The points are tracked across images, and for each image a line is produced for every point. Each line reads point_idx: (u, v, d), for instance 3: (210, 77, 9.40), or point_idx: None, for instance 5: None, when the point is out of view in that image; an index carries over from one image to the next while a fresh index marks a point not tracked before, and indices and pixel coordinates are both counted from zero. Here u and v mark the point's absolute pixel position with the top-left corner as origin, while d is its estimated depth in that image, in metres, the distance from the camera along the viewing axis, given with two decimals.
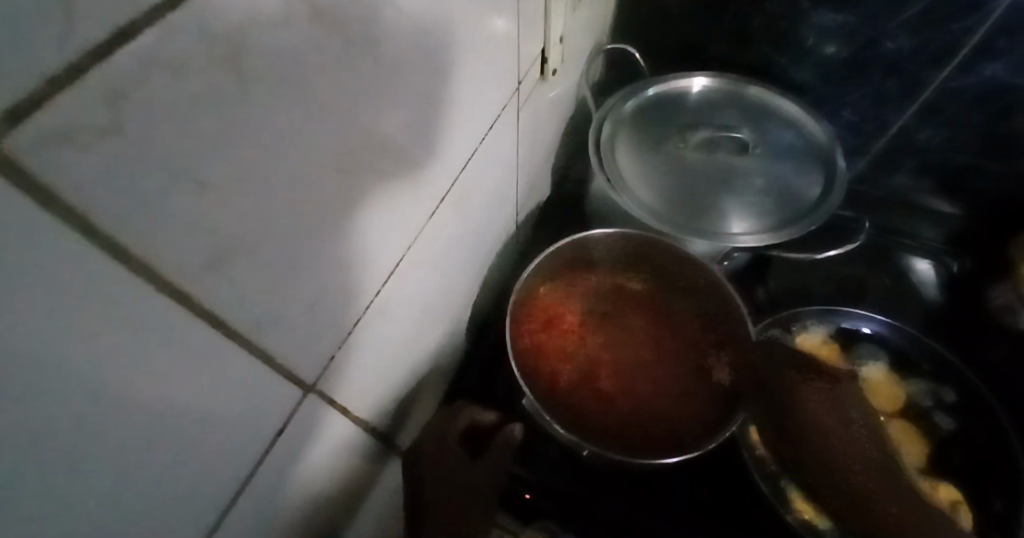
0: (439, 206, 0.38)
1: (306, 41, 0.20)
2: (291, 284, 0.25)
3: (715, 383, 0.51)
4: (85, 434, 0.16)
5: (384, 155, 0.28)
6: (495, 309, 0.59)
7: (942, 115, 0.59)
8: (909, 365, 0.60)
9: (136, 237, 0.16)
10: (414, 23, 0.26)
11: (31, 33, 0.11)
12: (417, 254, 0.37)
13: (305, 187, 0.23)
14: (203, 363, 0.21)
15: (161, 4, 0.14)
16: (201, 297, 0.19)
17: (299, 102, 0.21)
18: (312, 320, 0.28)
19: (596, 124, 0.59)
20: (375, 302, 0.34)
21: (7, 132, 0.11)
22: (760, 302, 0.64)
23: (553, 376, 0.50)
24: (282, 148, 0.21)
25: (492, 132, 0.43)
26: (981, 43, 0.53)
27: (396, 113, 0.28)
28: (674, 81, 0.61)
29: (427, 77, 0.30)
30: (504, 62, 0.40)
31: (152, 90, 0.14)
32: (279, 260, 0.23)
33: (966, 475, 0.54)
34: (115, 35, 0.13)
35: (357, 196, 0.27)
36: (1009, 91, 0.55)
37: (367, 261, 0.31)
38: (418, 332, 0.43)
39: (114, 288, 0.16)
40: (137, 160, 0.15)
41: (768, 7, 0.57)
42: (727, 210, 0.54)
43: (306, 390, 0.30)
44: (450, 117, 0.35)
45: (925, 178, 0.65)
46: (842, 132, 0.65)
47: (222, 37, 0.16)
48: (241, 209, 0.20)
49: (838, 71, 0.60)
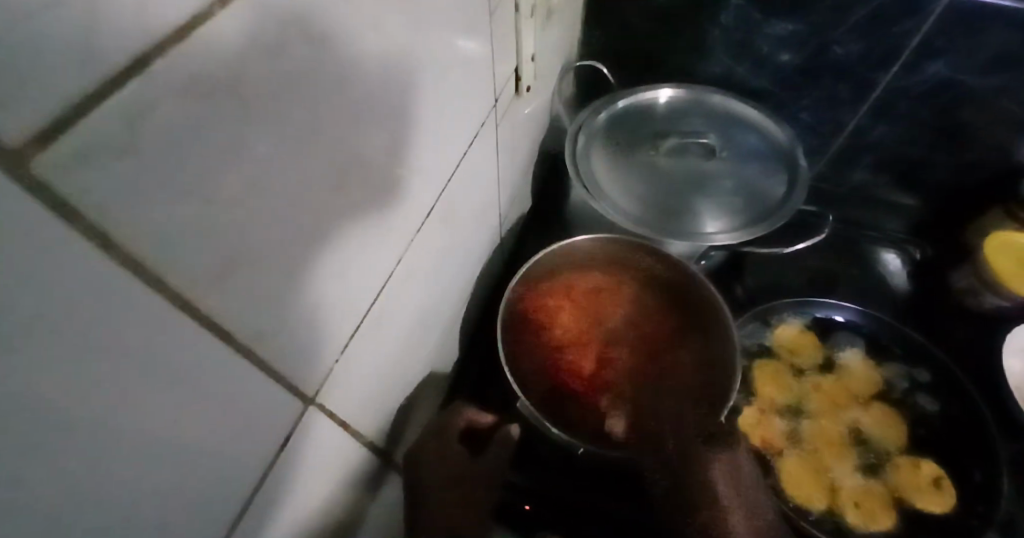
0: (425, 221, 0.40)
1: (302, 68, 0.21)
2: (294, 297, 0.26)
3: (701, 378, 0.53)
4: (105, 442, 0.17)
5: (371, 172, 0.30)
6: (484, 321, 0.60)
7: (894, 113, 0.63)
8: (884, 350, 0.62)
9: (153, 253, 0.17)
10: (393, 46, 0.28)
11: (50, 60, 0.12)
12: (408, 266, 0.38)
13: (304, 202, 0.24)
14: (211, 378, 0.22)
15: (172, 35, 0.15)
16: (209, 310, 0.20)
17: (297, 122, 0.22)
18: (315, 332, 0.29)
19: (571, 137, 0.62)
20: (372, 314, 0.35)
21: (39, 153, 0.12)
22: (739, 299, 0.66)
23: (546, 381, 0.51)
24: (280, 164, 0.22)
25: (473, 148, 0.45)
26: (923, 44, 0.56)
27: (381, 132, 0.30)
28: (642, 93, 0.64)
29: (407, 97, 0.31)
30: (480, 82, 0.42)
31: (165, 114, 0.15)
32: (282, 272, 0.24)
33: (946, 452, 0.57)
34: (132, 63, 0.14)
35: (349, 210, 0.28)
36: (954, 87, 0.58)
37: (363, 273, 0.32)
38: (413, 345, 0.44)
39: (134, 300, 0.17)
40: (153, 179, 0.16)
41: (723, 20, 0.60)
42: (699, 211, 0.57)
43: (308, 402, 0.30)
44: (430, 135, 0.36)
45: (882, 173, 0.69)
46: (801, 133, 0.69)
47: (225, 63, 0.17)
48: (247, 222, 0.21)
49: (794, 78, 0.63)
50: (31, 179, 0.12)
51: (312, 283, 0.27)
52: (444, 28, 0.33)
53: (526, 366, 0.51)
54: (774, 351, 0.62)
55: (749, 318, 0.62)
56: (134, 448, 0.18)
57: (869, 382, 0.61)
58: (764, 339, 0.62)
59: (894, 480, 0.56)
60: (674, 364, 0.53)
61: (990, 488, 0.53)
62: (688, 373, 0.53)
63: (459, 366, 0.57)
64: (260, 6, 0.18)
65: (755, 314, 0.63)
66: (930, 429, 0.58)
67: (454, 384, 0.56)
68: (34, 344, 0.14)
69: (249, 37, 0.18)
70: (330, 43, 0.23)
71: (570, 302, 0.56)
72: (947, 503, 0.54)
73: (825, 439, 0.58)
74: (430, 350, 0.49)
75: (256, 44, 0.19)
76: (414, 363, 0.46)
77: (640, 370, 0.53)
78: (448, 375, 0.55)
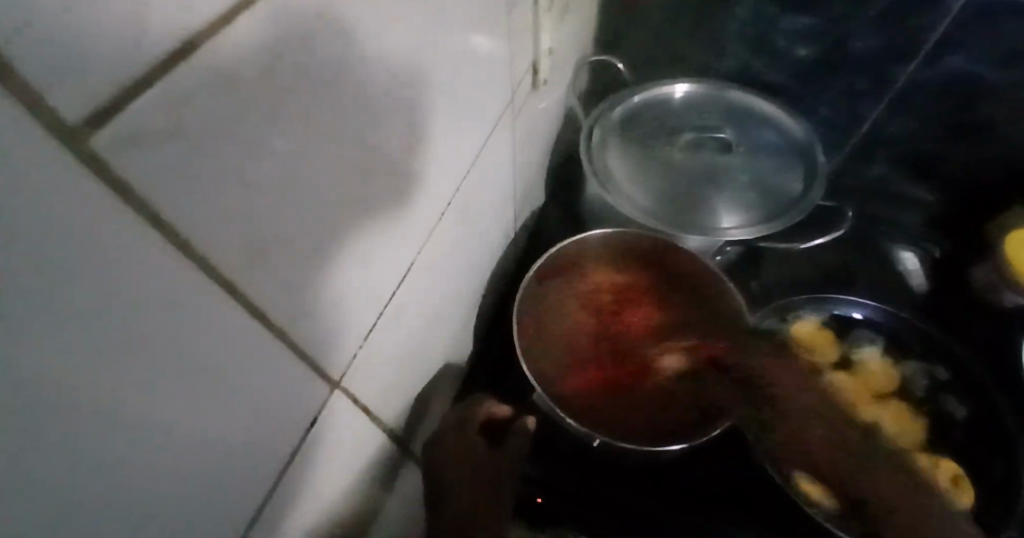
0: (444, 212, 0.40)
1: (333, 53, 0.22)
2: (321, 281, 0.26)
3: None
4: (146, 412, 0.18)
5: (394, 160, 0.30)
6: (498, 314, 0.61)
7: (913, 108, 0.62)
8: (903, 348, 0.61)
9: (196, 231, 0.17)
10: (417, 35, 0.29)
11: (109, 44, 0.12)
12: (427, 255, 0.39)
13: (333, 187, 0.25)
14: (243, 354, 0.22)
15: (215, 20, 0.16)
16: (244, 290, 0.21)
17: (327, 108, 0.23)
18: (339, 316, 0.29)
19: (586, 132, 0.62)
20: (393, 301, 0.35)
21: (93, 131, 0.13)
22: (754, 295, 0.66)
23: (560, 375, 0.52)
24: (310, 151, 0.22)
25: (491, 140, 0.45)
26: (943, 38, 0.55)
27: (404, 121, 0.30)
28: (658, 87, 0.64)
29: (427, 87, 0.32)
30: (499, 72, 0.42)
31: (207, 94, 0.16)
32: (310, 257, 0.25)
33: (966, 450, 0.56)
34: (180, 47, 0.15)
35: (373, 198, 0.29)
36: (976, 81, 0.57)
37: (387, 261, 0.33)
38: (431, 334, 0.44)
39: (177, 277, 0.17)
40: (196, 160, 0.16)
41: (740, 13, 0.60)
42: (715, 204, 0.57)
43: (332, 387, 0.31)
44: (450, 125, 0.37)
45: (901, 169, 0.68)
46: (819, 129, 0.68)
47: (260, 48, 0.18)
48: (280, 204, 0.21)
49: (813, 72, 0.63)
50: (85, 157, 0.13)
51: (337, 268, 0.27)
52: (464, 17, 0.33)
53: (541, 358, 0.52)
54: None
55: (766, 314, 0.60)
56: (171, 422, 0.19)
57: (886, 378, 0.60)
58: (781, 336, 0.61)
59: None
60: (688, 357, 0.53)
61: (1011, 487, 0.52)
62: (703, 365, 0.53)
63: (473, 358, 0.57)
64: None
65: (772, 310, 0.61)
66: (951, 429, 0.58)
67: (470, 376, 0.57)
68: (84, 318, 0.14)
69: (283, 23, 0.19)
70: (356, 29, 0.23)
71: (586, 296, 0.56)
72: (969, 501, 0.53)
73: None
74: (447, 342, 0.49)
75: (290, 30, 0.19)
76: (431, 353, 0.46)
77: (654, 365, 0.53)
78: (464, 367, 0.55)
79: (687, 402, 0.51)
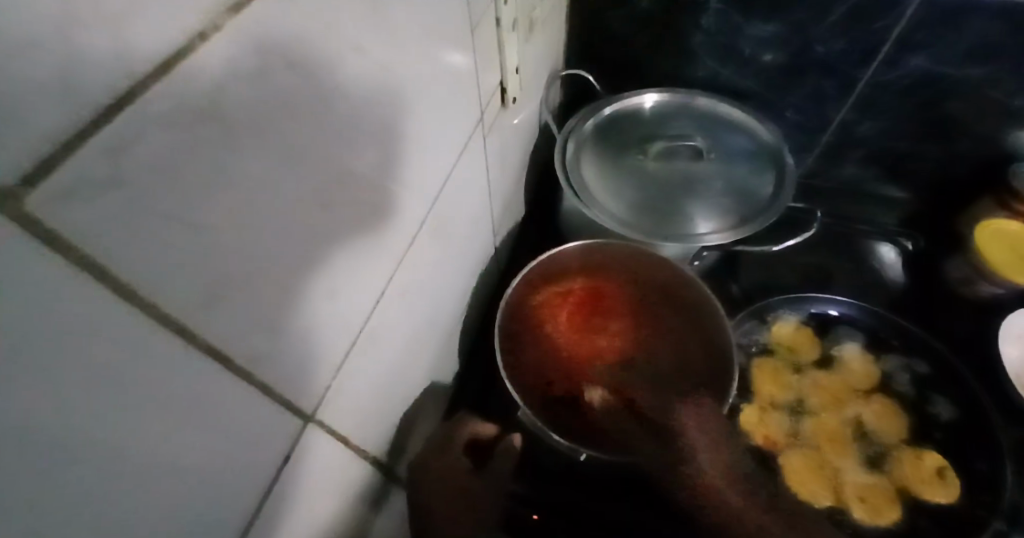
0: (417, 235, 0.40)
1: (286, 90, 0.22)
2: (289, 313, 0.26)
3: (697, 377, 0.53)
4: (108, 464, 0.17)
5: (361, 188, 0.30)
6: (480, 330, 0.61)
7: (877, 108, 0.63)
8: (882, 344, 0.62)
9: (146, 280, 0.17)
10: (377, 65, 0.29)
11: (28, 107, 0.12)
12: (403, 278, 0.39)
13: (296, 219, 0.25)
14: (206, 396, 0.22)
15: (157, 69, 0.16)
16: (202, 333, 0.21)
17: (287, 145, 0.23)
18: (310, 348, 0.29)
19: (560, 145, 0.62)
20: (369, 327, 0.35)
21: (30, 191, 0.13)
22: (735, 298, 0.66)
23: (543, 389, 0.51)
24: (268, 185, 0.22)
25: (462, 160, 0.45)
26: (900, 40, 0.56)
27: (369, 147, 0.30)
28: (628, 99, 0.65)
29: (390, 114, 0.32)
30: (466, 94, 0.42)
31: (150, 142, 0.16)
32: (274, 291, 0.24)
33: (948, 445, 0.57)
34: (117, 100, 0.14)
35: (341, 227, 0.29)
36: (936, 79, 0.59)
37: (359, 289, 0.32)
38: (411, 357, 0.44)
39: (128, 325, 0.17)
40: (140, 209, 0.16)
41: (704, 23, 0.61)
42: (691, 209, 0.58)
43: (306, 419, 0.30)
44: (419, 151, 0.37)
45: (870, 167, 0.70)
46: (789, 132, 0.69)
47: (205, 92, 0.18)
48: (236, 244, 0.21)
49: (778, 77, 0.64)
50: (24, 217, 0.13)
51: (305, 301, 0.27)
52: (426, 43, 0.34)
53: (524, 375, 0.52)
54: (771, 349, 0.61)
55: (744, 317, 0.61)
56: (135, 474, 0.19)
57: (867, 374, 0.60)
58: (761, 338, 0.61)
59: (897, 474, 0.56)
60: (669, 365, 0.53)
61: (994, 476, 0.53)
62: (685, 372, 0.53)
63: (456, 377, 0.57)
64: (246, 38, 0.19)
65: (751, 313, 0.61)
66: (935, 427, 0.58)
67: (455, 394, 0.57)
68: (30, 384, 0.14)
69: (230, 65, 0.19)
70: (312, 64, 0.23)
71: (567, 307, 0.56)
72: (953, 494, 0.54)
73: (828, 434, 0.58)
74: (428, 364, 0.49)
75: (238, 72, 0.19)
76: (413, 375, 0.46)
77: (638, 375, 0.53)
78: (449, 387, 0.55)
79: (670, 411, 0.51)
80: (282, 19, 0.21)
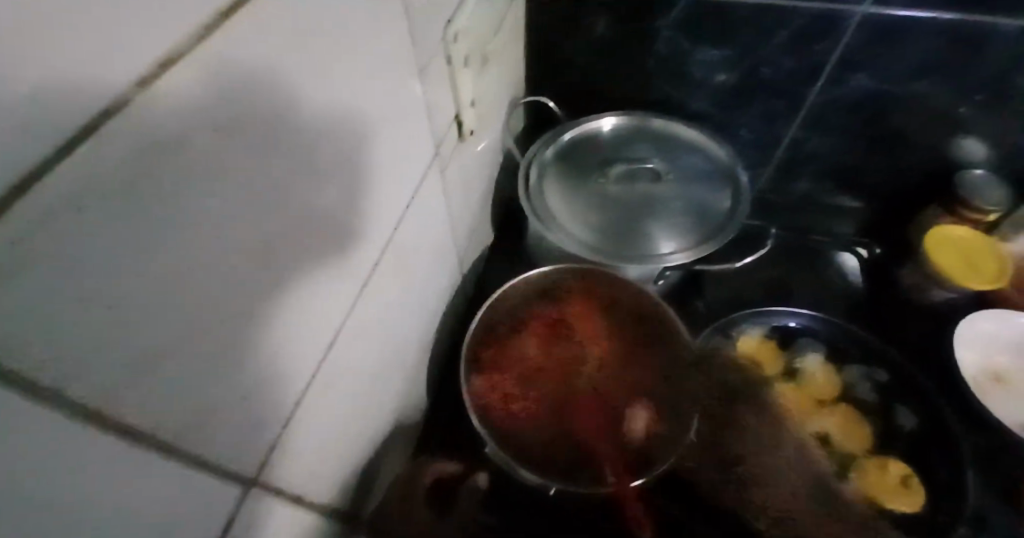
0: (375, 270, 0.39)
1: (220, 149, 0.21)
2: (226, 375, 0.25)
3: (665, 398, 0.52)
4: None
5: (312, 231, 0.30)
6: (447, 361, 0.60)
7: (825, 124, 0.65)
8: (843, 354, 0.64)
9: (50, 371, 0.16)
10: (332, 109, 0.29)
11: None
12: (361, 317, 0.38)
13: (232, 276, 0.24)
14: (132, 482, 0.20)
15: (60, 148, 0.15)
16: (122, 417, 0.19)
17: (222, 201, 0.22)
18: (251, 407, 0.28)
19: (523, 171, 0.63)
20: (323, 372, 0.34)
21: None
22: (700, 315, 0.67)
23: (511, 419, 0.51)
24: (196, 254, 0.21)
25: (420, 194, 0.45)
26: (843, 60, 0.58)
27: (320, 187, 0.30)
28: (586, 123, 0.66)
29: (343, 153, 0.31)
30: (422, 129, 0.42)
31: (54, 227, 0.15)
32: (207, 357, 0.23)
33: (911, 453, 0.58)
34: (13, 188, 0.13)
35: (286, 276, 0.28)
36: (878, 95, 0.61)
37: (312, 336, 0.32)
38: (373, 398, 0.43)
39: (40, 423, 0.16)
40: (40, 298, 0.15)
41: (656, 49, 0.62)
42: (648, 232, 0.59)
43: (249, 485, 0.29)
44: (376, 189, 0.37)
45: (823, 181, 0.72)
46: (744, 150, 0.71)
47: (119, 166, 0.17)
48: (158, 323, 0.20)
49: (730, 98, 0.65)
50: None
51: (242, 360, 0.26)
52: (378, 84, 0.33)
53: (492, 405, 0.51)
54: None
55: (710, 334, 0.62)
56: None
57: (830, 385, 0.62)
58: (727, 354, 0.62)
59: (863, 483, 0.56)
60: (637, 386, 0.53)
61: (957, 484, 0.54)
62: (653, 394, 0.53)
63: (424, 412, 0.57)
64: (167, 107, 0.18)
65: (716, 329, 0.62)
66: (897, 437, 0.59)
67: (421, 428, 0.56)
68: None
69: (149, 132, 0.18)
70: (241, 132, 0.23)
71: (533, 331, 0.56)
72: (917, 503, 0.55)
73: None
74: (393, 402, 0.48)
75: (160, 149, 0.18)
76: (377, 416, 0.45)
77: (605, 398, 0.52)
78: (416, 423, 0.55)
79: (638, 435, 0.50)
80: (208, 89, 0.20)
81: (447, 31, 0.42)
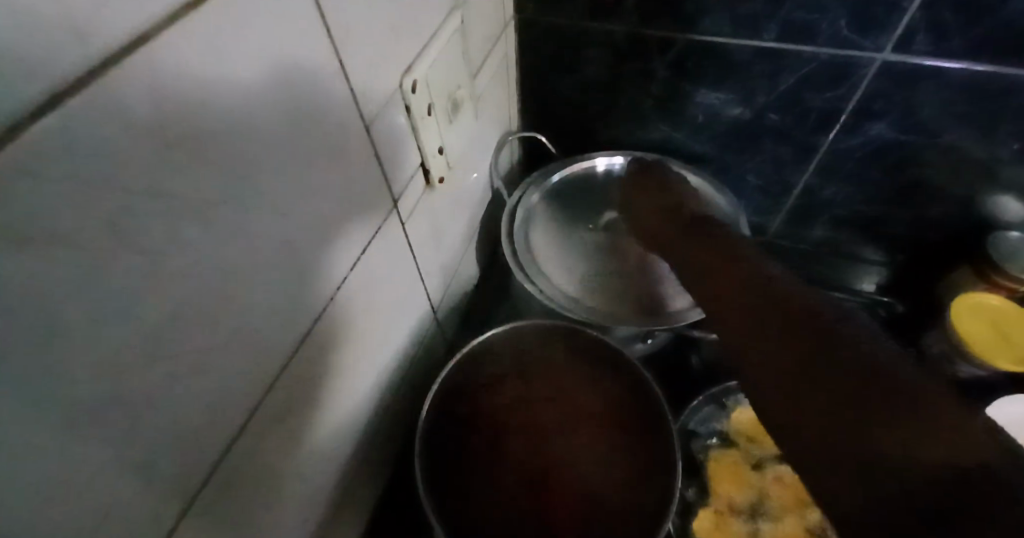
0: (312, 330, 0.36)
1: (66, 248, 0.18)
2: (72, 498, 0.21)
3: (628, 476, 0.49)
4: None
5: (219, 309, 0.27)
6: (417, 401, 0.58)
7: (839, 174, 0.60)
8: None
9: None
10: (261, 172, 0.27)
11: None
12: (287, 384, 0.35)
13: (81, 390, 0.20)
14: None
15: None
16: None
17: (69, 306, 0.19)
18: (121, 514, 0.25)
19: (511, 208, 0.59)
20: (235, 450, 0.32)
21: None
22: (696, 374, 0.62)
23: (466, 492, 0.49)
24: (49, 360, 0.19)
25: (376, 245, 0.41)
26: (860, 108, 0.53)
27: (230, 255, 0.27)
28: (579, 163, 0.62)
29: (266, 219, 0.28)
30: (374, 176, 0.38)
31: None
32: (41, 488, 0.20)
33: None
34: None
35: (169, 367, 0.25)
36: (898, 146, 0.55)
37: (212, 421, 0.29)
38: (303, 461, 0.40)
39: None
40: None
41: (655, 89, 0.58)
42: (631, 292, 0.54)
43: None
44: (319, 252, 0.34)
45: (840, 230, 0.67)
46: (754, 195, 0.66)
47: None
48: (8, 430, 0.18)
49: (736, 141, 0.60)
50: None
51: (105, 468, 0.23)
52: (315, 137, 0.30)
53: (446, 477, 0.49)
54: (731, 438, 0.57)
55: (704, 401, 0.57)
56: None
57: None
58: (719, 424, 0.58)
59: None
60: (604, 459, 0.51)
61: None
62: (616, 469, 0.50)
63: (386, 454, 0.55)
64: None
65: (710, 397, 0.57)
66: None
67: (383, 468, 0.55)
68: None
69: None
70: (131, 204, 0.20)
71: (504, 395, 0.54)
72: None
73: None
74: (341, 454, 0.46)
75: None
76: (317, 473, 0.43)
77: (565, 474, 0.51)
78: (369, 473, 0.52)
79: (593, 518, 0.48)
80: (40, 178, 0.16)
81: (404, 78, 0.38)
